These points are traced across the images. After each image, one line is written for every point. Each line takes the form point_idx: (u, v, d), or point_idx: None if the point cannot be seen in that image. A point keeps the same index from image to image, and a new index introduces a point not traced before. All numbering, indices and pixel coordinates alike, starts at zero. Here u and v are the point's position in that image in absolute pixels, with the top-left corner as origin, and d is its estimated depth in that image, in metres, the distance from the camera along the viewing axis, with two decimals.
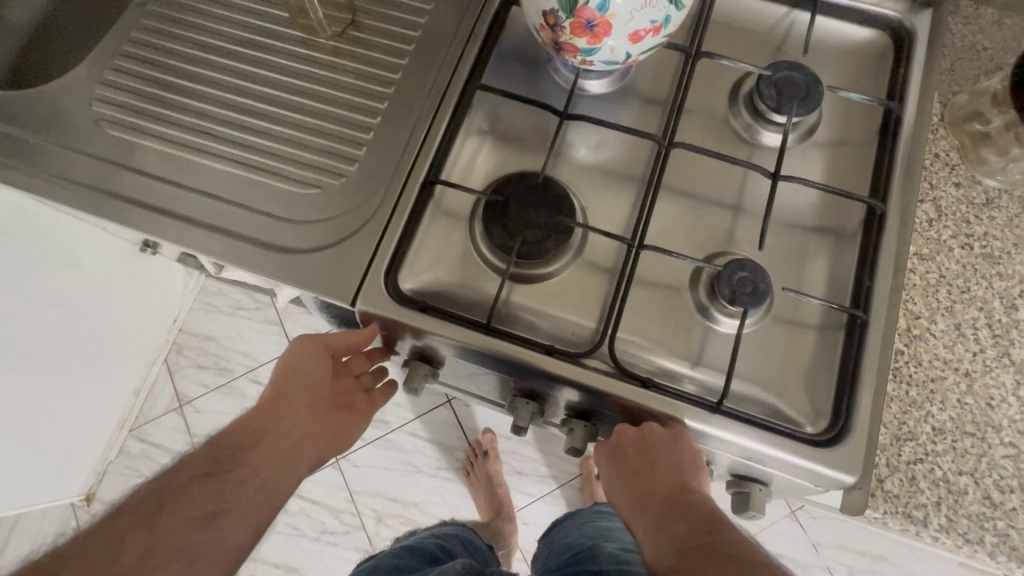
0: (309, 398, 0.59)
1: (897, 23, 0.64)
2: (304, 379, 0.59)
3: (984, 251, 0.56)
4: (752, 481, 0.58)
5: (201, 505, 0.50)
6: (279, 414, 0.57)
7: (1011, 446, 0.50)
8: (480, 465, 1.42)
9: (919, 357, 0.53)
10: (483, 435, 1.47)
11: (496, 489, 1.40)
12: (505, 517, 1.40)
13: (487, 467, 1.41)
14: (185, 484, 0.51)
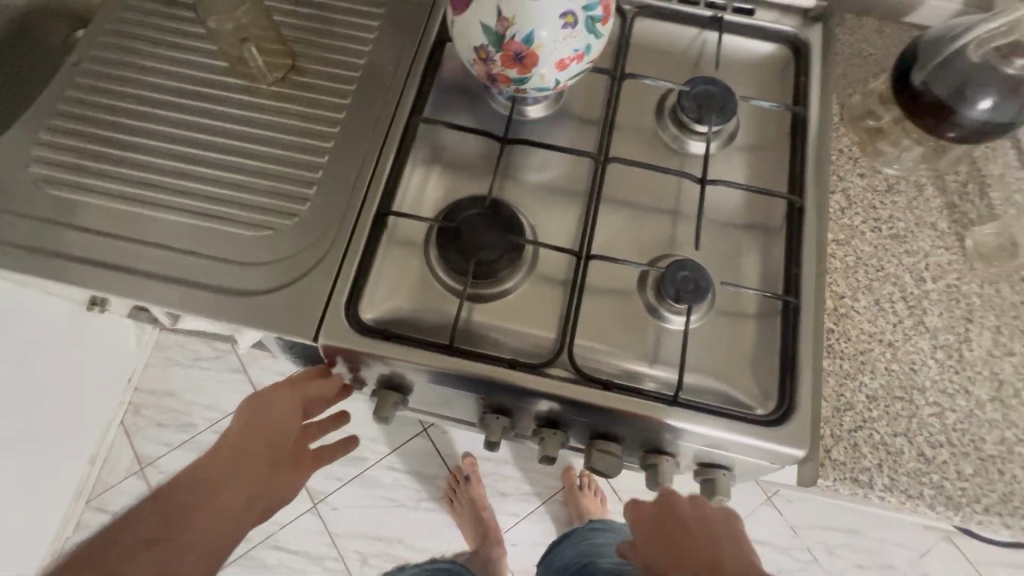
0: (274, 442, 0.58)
1: (794, 37, 0.72)
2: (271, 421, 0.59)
3: (891, 232, 0.62)
4: (716, 467, 0.61)
5: (154, 563, 0.47)
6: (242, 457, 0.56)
7: (935, 405, 0.56)
8: (464, 490, 1.41)
9: (848, 333, 0.58)
10: (463, 460, 1.46)
11: (480, 513, 1.39)
12: (493, 541, 1.38)
13: (471, 491, 1.40)
14: (131, 545, 0.47)
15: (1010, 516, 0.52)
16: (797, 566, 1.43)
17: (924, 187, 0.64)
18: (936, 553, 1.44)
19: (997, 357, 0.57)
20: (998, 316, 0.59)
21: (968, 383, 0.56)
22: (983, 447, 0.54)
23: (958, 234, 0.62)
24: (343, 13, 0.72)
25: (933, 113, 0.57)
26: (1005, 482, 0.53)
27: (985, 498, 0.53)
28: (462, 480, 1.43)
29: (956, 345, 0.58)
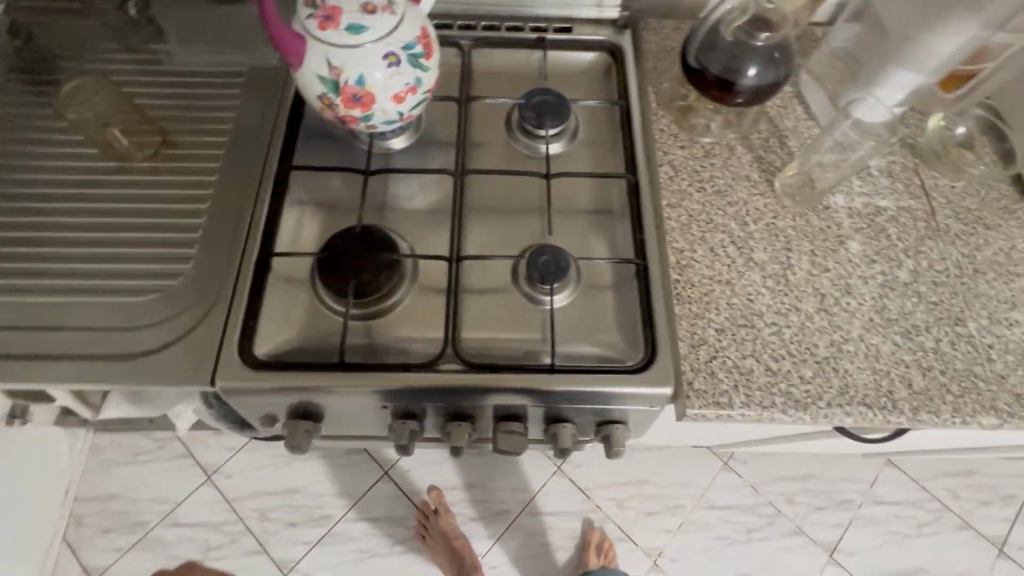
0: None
1: (609, 44, 0.83)
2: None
3: (714, 190, 0.72)
4: (612, 422, 0.67)
5: None
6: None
7: (773, 324, 0.64)
8: (435, 524, 1.40)
9: (692, 280, 0.66)
10: (430, 493, 1.46)
11: (453, 542, 1.37)
12: (472, 567, 1.36)
13: (442, 523, 1.39)
14: None
15: (849, 404, 0.60)
16: (764, 522, 1.49)
17: (735, 148, 0.75)
18: (883, 479, 1.54)
19: (816, 275, 0.67)
20: (811, 241, 0.69)
21: (797, 300, 0.66)
22: (818, 352, 0.63)
23: (768, 181, 0.73)
24: (205, 86, 0.78)
25: (716, 87, 0.68)
26: (840, 377, 0.62)
27: (827, 394, 0.61)
28: (432, 513, 1.42)
29: (783, 272, 0.67)
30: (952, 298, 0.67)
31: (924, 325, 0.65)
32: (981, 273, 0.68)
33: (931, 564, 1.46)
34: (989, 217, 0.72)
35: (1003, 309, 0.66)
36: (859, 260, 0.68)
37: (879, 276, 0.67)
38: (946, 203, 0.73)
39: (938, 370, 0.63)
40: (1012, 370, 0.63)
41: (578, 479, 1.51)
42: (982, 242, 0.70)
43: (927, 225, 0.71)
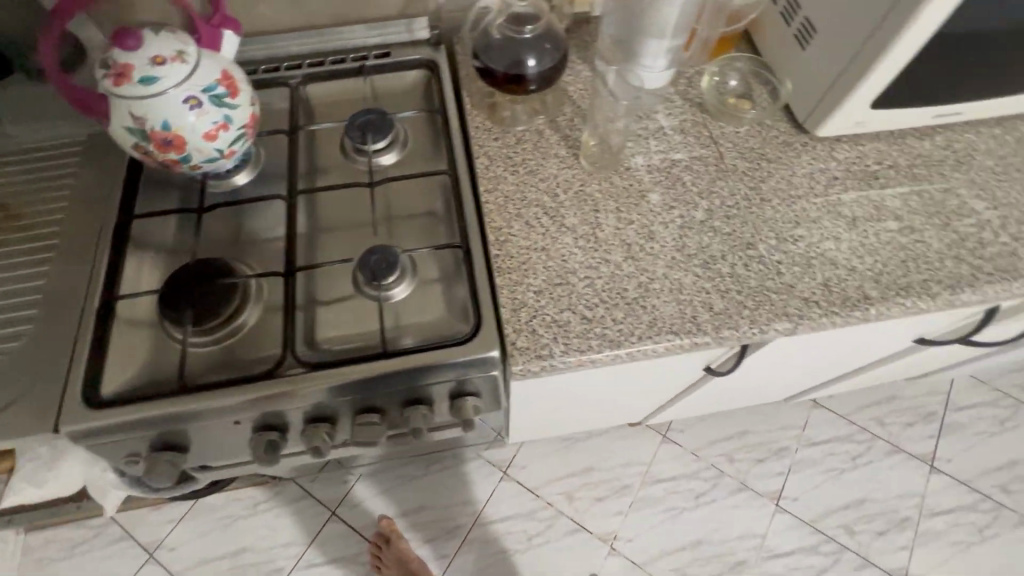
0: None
1: (426, 61, 0.91)
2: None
3: (527, 170, 0.79)
4: (465, 397, 0.71)
5: None
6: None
7: (586, 278, 0.70)
8: (388, 553, 1.37)
9: (511, 252, 0.72)
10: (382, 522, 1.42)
11: (410, 566, 1.35)
12: None
13: (394, 551, 1.37)
14: None
15: (657, 334, 0.66)
16: (709, 485, 1.52)
17: (544, 131, 0.83)
18: (814, 421, 1.61)
19: (622, 228, 0.74)
20: (616, 200, 0.77)
21: (606, 253, 0.72)
22: (627, 294, 0.69)
23: (575, 155, 0.81)
24: (45, 159, 0.82)
25: (511, 81, 0.76)
26: (649, 312, 0.68)
27: (637, 329, 0.67)
28: (383, 545, 1.40)
29: (592, 231, 0.74)
30: (743, 226, 0.74)
31: (720, 254, 0.72)
32: (767, 201, 0.77)
33: (870, 492, 1.51)
34: (771, 152, 0.81)
35: (788, 228, 0.75)
36: (659, 208, 0.76)
37: (678, 219, 0.75)
38: (732, 146, 0.81)
39: (735, 290, 0.69)
40: (799, 279, 0.70)
41: (525, 479, 1.54)
42: (766, 174, 0.79)
43: (718, 169, 0.80)
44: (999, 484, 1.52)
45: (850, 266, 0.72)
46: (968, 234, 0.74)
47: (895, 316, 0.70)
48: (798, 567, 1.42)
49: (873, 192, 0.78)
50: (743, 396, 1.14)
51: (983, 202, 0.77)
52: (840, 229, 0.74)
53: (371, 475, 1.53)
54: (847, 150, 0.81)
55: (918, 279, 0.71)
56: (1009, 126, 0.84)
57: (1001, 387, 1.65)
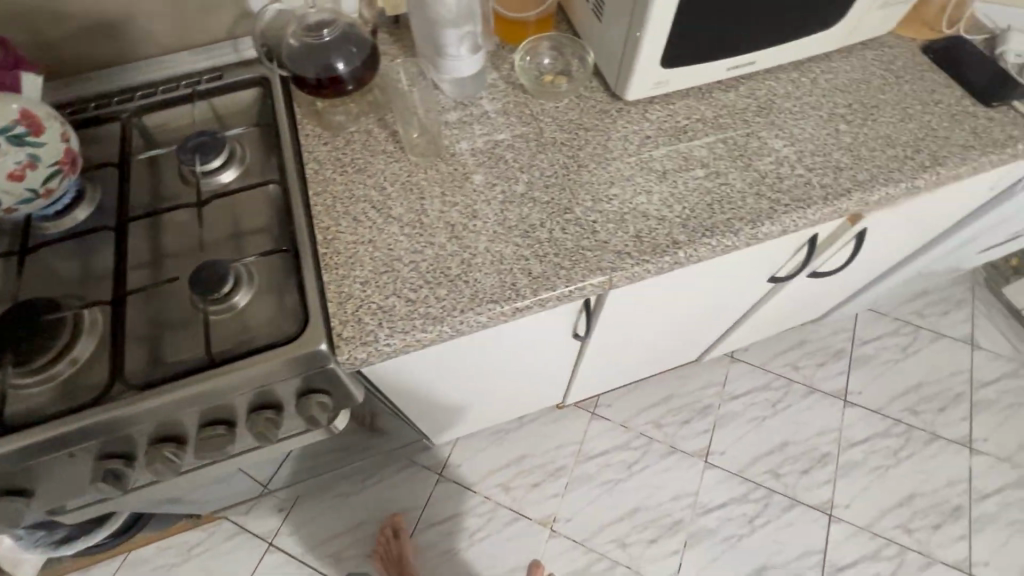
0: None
1: (257, 78, 0.93)
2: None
3: (354, 169, 0.82)
4: (311, 395, 0.73)
5: None
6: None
7: (410, 262, 0.73)
8: (393, 548, 1.40)
9: (338, 248, 0.75)
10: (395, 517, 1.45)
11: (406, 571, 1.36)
12: None
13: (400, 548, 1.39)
14: None
15: (478, 305, 0.69)
16: (640, 453, 1.56)
17: (372, 130, 0.85)
18: (733, 375, 1.66)
19: (446, 211, 0.77)
20: (440, 186, 0.79)
21: (431, 236, 0.75)
22: (451, 272, 0.72)
23: (402, 148, 0.83)
24: None
25: (332, 84, 0.79)
26: (471, 286, 0.71)
27: (459, 304, 0.70)
28: (391, 536, 1.42)
29: (417, 218, 0.77)
30: (561, 193, 0.78)
31: (539, 222, 0.76)
32: (584, 167, 0.81)
33: (791, 435, 1.57)
34: (588, 121, 0.86)
35: (603, 189, 0.79)
36: (482, 188, 0.79)
37: (500, 194, 0.78)
38: (551, 121, 0.86)
39: (552, 254, 0.73)
40: (613, 234, 0.74)
41: (461, 477, 1.54)
42: (583, 142, 0.83)
43: (537, 143, 0.83)
44: (908, 407, 1.60)
45: (661, 216, 0.76)
46: (767, 171, 0.80)
47: (704, 256, 0.75)
48: (731, 518, 1.47)
49: (681, 145, 0.83)
50: (636, 360, 1.18)
51: (781, 141, 0.83)
52: (651, 183, 0.79)
53: (308, 498, 1.52)
54: (659, 110, 0.87)
55: (722, 218, 0.76)
56: (805, 69, 0.91)
57: (899, 316, 1.74)
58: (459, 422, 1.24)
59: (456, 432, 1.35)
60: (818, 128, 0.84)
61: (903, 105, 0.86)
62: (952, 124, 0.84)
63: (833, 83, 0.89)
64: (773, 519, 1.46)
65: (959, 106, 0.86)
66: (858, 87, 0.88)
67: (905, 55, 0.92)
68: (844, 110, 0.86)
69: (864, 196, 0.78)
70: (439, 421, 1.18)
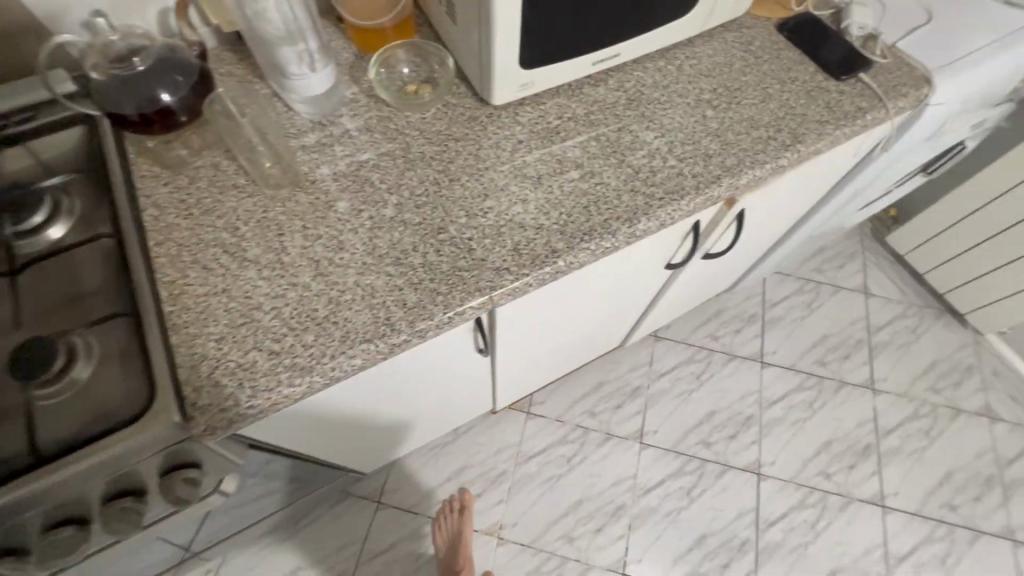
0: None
1: (82, 117, 0.81)
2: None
3: (201, 210, 0.73)
4: (179, 471, 0.66)
5: None
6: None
7: (271, 309, 0.66)
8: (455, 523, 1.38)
9: (187, 304, 0.66)
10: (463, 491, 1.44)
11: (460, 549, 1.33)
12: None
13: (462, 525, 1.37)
14: None
15: (350, 347, 0.64)
16: (578, 445, 1.57)
17: (220, 163, 0.77)
18: (658, 354, 1.70)
19: (309, 246, 0.71)
20: (301, 219, 0.73)
21: (294, 277, 0.68)
22: (318, 314, 0.66)
23: (254, 180, 0.76)
24: None
25: (161, 117, 0.71)
26: (340, 327, 0.65)
27: (329, 348, 0.64)
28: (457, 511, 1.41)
29: (276, 258, 0.70)
30: (432, 213, 0.74)
31: (411, 246, 0.71)
32: (456, 181, 0.77)
33: (717, 403, 1.63)
34: (457, 130, 0.81)
35: (477, 203, 0.75)
36: (347, 215, 0.73)
37: (367, 221, 0.73)
38: (418, 134, 0.81)
39: (426, 279, 0.69)
40: (490, 250, 0.71)
41: (401, 500, 1.49)
42: (453, 154, 0.79)
43: (405, 160, 0.78)
44: (817, 360, 1.71)
45: (538, 225, 0.73)
46: (640, 166, 0.79)
47: (585, 261, 0.73)
48: (668, 493, 1.51)
49: (555, 146, 0.80)
50: (554, 363, 1.16)
51: (652, 132, 0.82)
52: (526, 190, 0.76)
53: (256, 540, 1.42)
54: (530, 112, 0.83)
55: (599, 220, 0.74)
56: (671, 57, 0.91)
57: (802, 275, 1.85)
58: (383, 453, 1.18)
59: (386, 461, 1.29)
60: (687, 116, 0.84)
61: (763, 85, 0.88)
62: (809, 100, 0.86)
63: (697, 68, 0.90)
64: (707, 487, 1.52)
65: (813, 82, 0.88)
66: (721, 71, 0.89)
67: (763, 35, 0.94)
68: (709, 95, 0.87)
69: (733, 181, 0.79)
70: (360, 456, 1.12)
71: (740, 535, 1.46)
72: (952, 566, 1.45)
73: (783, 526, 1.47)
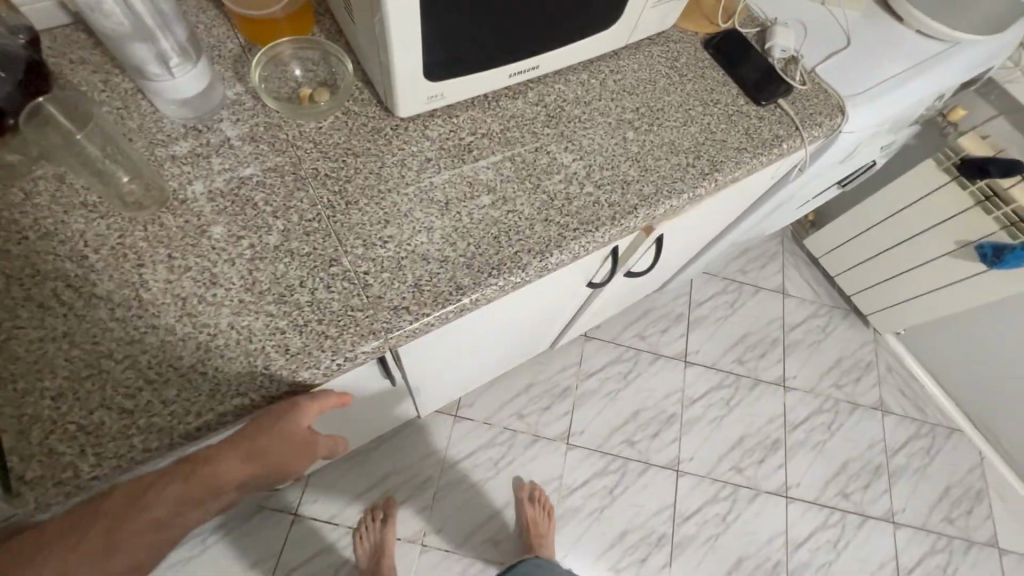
0: (282, 463, 0.59)
1: None
2: (275, 434, 0.56)
3: (40, 234, 0.62)
4: None
5: None
6: (214, 476, 0.55)
7: (125, 358, 0.57)
8: (376, 532, 1.37)
9: (18, 353, 0.56)
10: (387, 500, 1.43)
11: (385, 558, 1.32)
12: None
13: (384, 535, 1.36)
14: None
15: (221, 403, 0.57)
16: (506, 448, 1.56)
17: (65, 175, 0.65)
18: (588, 354, 1.71)
19: (175, 280, 0.61)
20: (167, 246, 0.63)
21: (155, 317, 0.59)
22: (182, 363, 0.58)
23: (109, 198, 0.64)
24: None
25: None
26: (210, 379, 0.58)
27: (194, 405, 0.56)
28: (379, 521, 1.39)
29: (133, 294, 0.60)
30: (325, 242, 0.66)
31: (298, 282, 0.63)
32: (353, 204, 0.69)
33: (642, 402, 1.67)
34: (357, 144, 0.73)
35: (376, 231, 0.68)
36: (223, 243, 0.64)
37: (247, 250, 0.64)
38: (313, 147, 0.72)
39: (314, 321, 0.62)
40: (388, 286, 0.65)
41: (322, 512, 1.43)
42: (352, 171, 0.71)
43: (295, 177, 0.69)
44: (736, 358, 1.78)
45: (442, 258, 0.68)
46: (556, 192, 0.75)
47: (493, 296, 0.69)
48: (592, 493, 1.54)
49: (466, 166, 0.74)
50: (489, 366, 1.12)
51: (570, 154, 0.78)
52: (432, 217, 0.70)
53: (202, 530, 1.39)
54: (440, 126, 0.77)
55: (508, 252, 0.70)
56: (595, 69, 0.86)
57: (727, 275, 1.91)
58: None
59: None
60: (607, 137, 0.80)
61: (685, 107, 0.85)
62: (729, 125, 0.85)
63: (621, 84, 0.86)
64: (630, 485, 1.56)
65: (734, 105, 0.87)
66: (645, 88, 0.86)
67: (689, 51, 0.91)
68: (632, 115, 0.83)
69: (650, 211, 0.76)
70: None
71: (658, 530, 1.52)
72: (841, 549, 1.58)
73: (697, 519, 1.55)
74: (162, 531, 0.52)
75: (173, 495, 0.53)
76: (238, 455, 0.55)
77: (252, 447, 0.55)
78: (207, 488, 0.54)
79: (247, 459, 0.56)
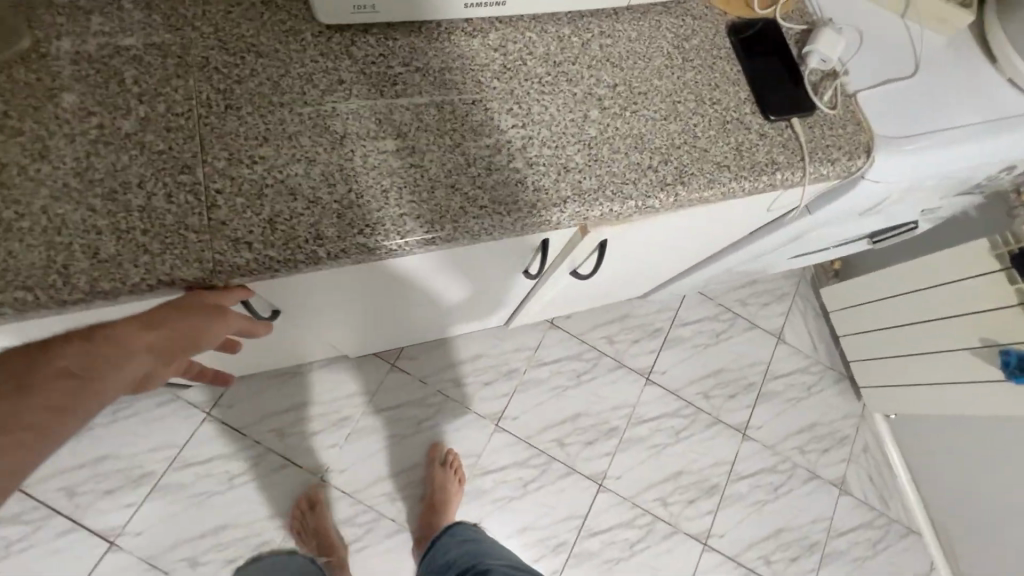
0: (194, 336, 0.55)
1: None
2: (187, 304, 0.55)
3: None
4: None
5: None
6: (117, 337, 0.51)
7: None
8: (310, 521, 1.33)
9: None
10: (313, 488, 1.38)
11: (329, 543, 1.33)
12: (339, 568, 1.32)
13: (318, 522, 1.33)
14: None
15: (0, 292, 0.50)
16: (433, 411, 1.51)
17: None
18: (547, 342, 1.61)
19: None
20: (6, 101, 0.55)
21: None
22: None
23: None
24: None
25: None
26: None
27: None
28: (308, 509, 1.35)
29: None
30: (184, 143, 0.57)
31: (137, 180, 0.55)
32: (233, 109, 0.59)
33: (587, 407, 1.58)
34: (263, 42, 0.62)
35: (248, 147, 0.58)
36: (69, 114, 0.56)
37: (93, 129, 0.56)
38: (212, 32, 0.61)
39: (139, 230, 0.54)
40: (238, 213, 0.56)
41: (234, 419, 1.41)
42: (247, 72, 0.61)
43: (179, 62, 0.60)
44: (702, 391, 1.65)
45: (312, 198, 0.58)
46: (476, 158, 0.63)
47: (360, 259, 0.59)
48: (505, 480, 1.49)
49: (381, 101, 0.63)
50: (424, 316, 1.03)
51: (511, 118, 0.65)
52: (319, 148, 0.59)
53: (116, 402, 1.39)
54: (369, 46, 0.65)
55: (393, 213, 0.59)
56: (581, 27, 0.72)
57: (724, 302, 1.74)
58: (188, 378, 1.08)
59: None
60: (564, 110, 0.67)
61: (675, 98, 0.70)
62: (718, 133, 0.70)
63: (606, 51, 0.71)
64: (546, 484, 1.50)
65: (735, 112, 0.71)
66: (633, 64, 0.71)
67: (706, 33, 0.75)
68: (606, 91, 0.69)
69: (581, 210, 0.64)
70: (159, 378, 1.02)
71: (559, 536, 1.47)
72: None
73: (604, 538, 1.49)
74: (69, 381, 0.47)
75: (75, 351, 0.49)
76: (141, 320, 0.53)
77: (160, 313, 0.54)
78: (113, 347, 0.50)
79: (151, 327, 0.53)
